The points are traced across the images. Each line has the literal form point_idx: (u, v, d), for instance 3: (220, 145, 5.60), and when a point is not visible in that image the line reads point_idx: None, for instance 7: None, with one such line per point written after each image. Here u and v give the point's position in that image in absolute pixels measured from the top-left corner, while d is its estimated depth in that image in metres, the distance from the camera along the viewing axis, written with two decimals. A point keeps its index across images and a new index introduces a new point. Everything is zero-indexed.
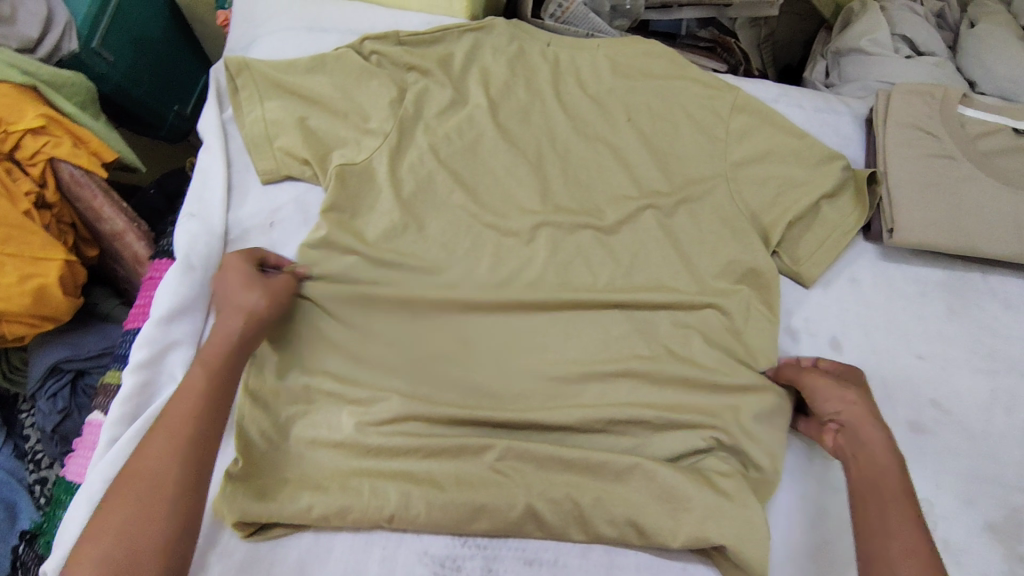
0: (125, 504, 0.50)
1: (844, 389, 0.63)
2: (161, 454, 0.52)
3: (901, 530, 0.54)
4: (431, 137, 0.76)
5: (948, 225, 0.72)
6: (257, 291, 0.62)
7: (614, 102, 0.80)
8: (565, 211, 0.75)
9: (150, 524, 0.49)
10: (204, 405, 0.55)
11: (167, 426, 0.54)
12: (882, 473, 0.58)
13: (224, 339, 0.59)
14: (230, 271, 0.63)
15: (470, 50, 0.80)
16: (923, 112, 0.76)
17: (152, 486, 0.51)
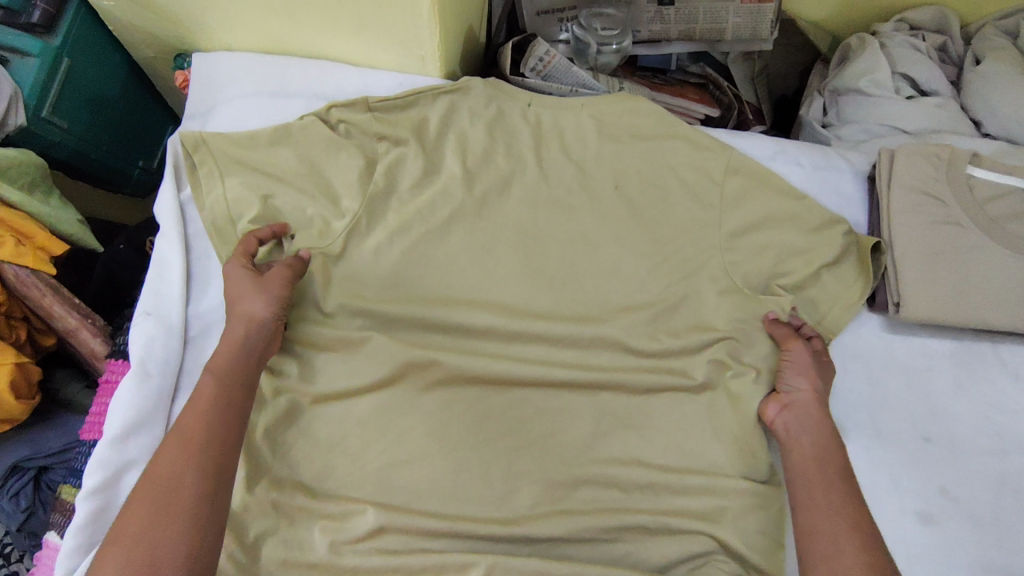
0: (141, 510, 0.49)
1: (809, 372, 0.65)
2: (174, 463, 0.51)
3: (844, 506, 0.56)
4: (404, 213, 0.71)
5: (956, 299, 0.68)
6: (258, 295, 0.62)
7: (599, 167, 0.75)
8: (551, 292, 0.71)
9: (166, 530, 0.48)
10: (215, 411, 0.55)
11: (179, 436, 0.53)
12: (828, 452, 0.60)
13: (232, 351, 0.59)
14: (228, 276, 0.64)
15: (445, 114, 0.75)
16: (929, 175, 0.71)
17: (166, 492, 0.50)
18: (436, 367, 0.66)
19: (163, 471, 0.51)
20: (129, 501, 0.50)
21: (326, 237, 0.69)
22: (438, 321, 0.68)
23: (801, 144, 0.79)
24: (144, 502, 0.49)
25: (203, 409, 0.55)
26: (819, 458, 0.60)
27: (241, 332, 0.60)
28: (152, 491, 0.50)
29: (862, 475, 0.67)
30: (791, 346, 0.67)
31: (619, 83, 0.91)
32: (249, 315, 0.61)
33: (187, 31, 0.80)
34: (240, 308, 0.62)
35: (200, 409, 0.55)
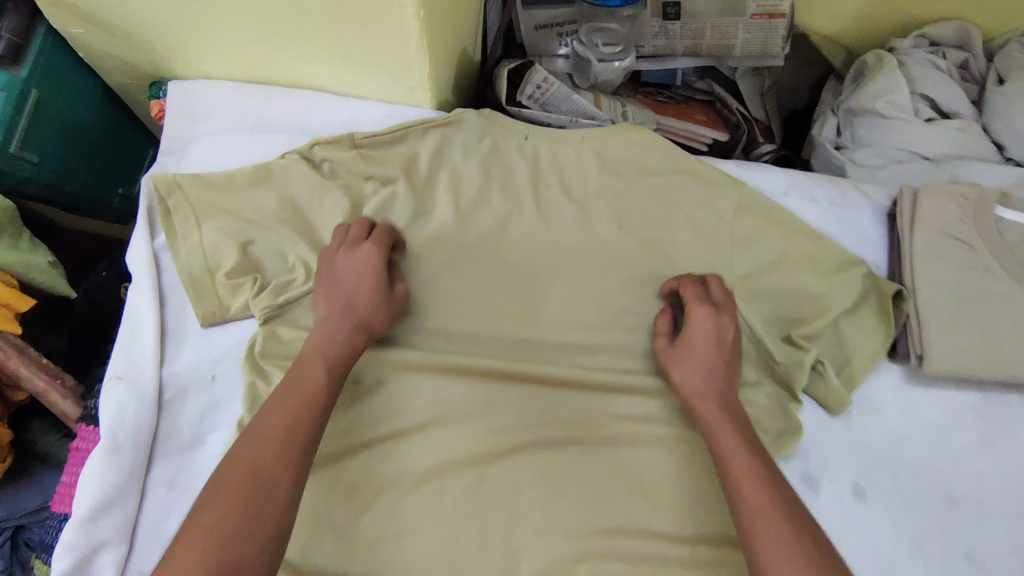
0: (236, 505, 0.47)
1: (674, 372, 0.62)
2: (283, 462, 0.50)
3: (748, 494, 0.51)
4: (393, 260, 0.67)
5: (985, 351, 0.64)
6: (382, 315, 0.61)
7: (602, 207, 0.71)
8: (549, 343, 0.67)
9: (251, 539, 0.47)
10: (309, 413, 0.53)
11: (293, 433, 0.52)
12: (722, 445, 0.56)
13: (347, 353, 0.58)
14: (358, 268, 0.62)
15: (437, 151, 0.70)
16: (955, 217, 0.66)
17: (253, 497, 0.48)
18: (431, 429, 0.62)
19: (270, 468, 0.49)
20: (232, 488, 0.48)
21: (286, 292, 0.64)
22: (427, 378, 0.64)
23: (815, 177, 0.75)
24: (226, 503, 0.47)
25: (300, 409, 0.53)
26: (719, 455, 0.55)
27: (355, 341, 0.59)
28: (235, 491, 0.48)
29: (882, 540, 0.63)
30: (660, 349, 0.64)
31: (622, 113, 0.84)
32: (365, 324, 0.60)
33: (160, 60, 0.75)
34: (360, 310, 0.60)
35: (294, 406, 0.53)
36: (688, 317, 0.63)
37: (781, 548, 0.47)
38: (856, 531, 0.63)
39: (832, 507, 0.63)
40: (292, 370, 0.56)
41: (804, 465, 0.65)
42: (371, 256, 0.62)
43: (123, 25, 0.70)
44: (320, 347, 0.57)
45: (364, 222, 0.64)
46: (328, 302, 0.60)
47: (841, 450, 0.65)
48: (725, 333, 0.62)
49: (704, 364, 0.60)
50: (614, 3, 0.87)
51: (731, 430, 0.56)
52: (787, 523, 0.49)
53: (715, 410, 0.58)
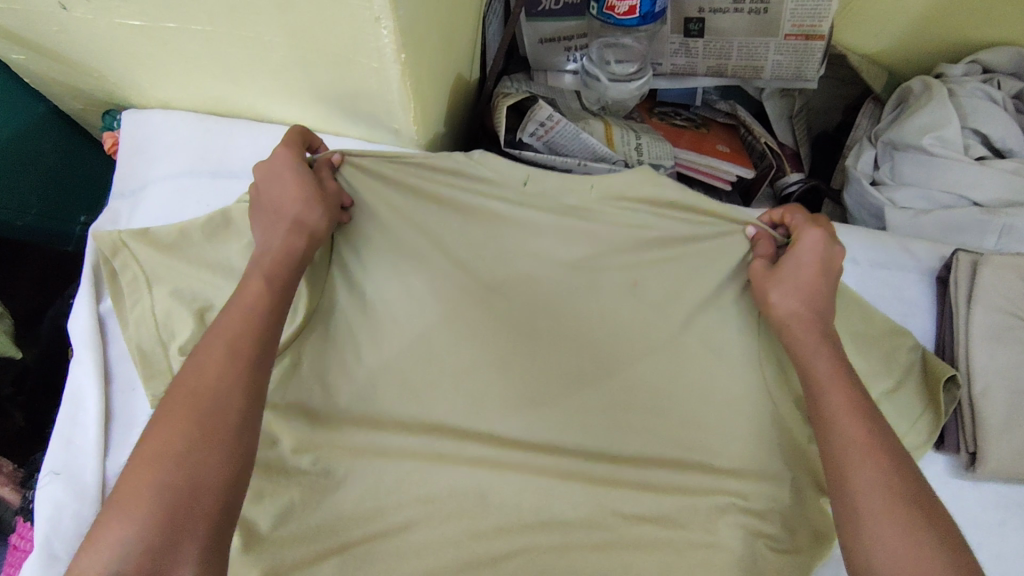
0: (183, 422, 0.42)
1: (770, 293, 0.56)
2: (224, 372, 0.45)
3: (847, 429, 0.49)
4: (372, 331, 0.59)
5: None
6: (320, 212, 0.54)
7: (610, 266, 0.62)
8: (550, 427, 0.58)
9: (206, 460, 0.42)
10: (249, 328, 0.48)
11: (231, 342, 0.47)
12: (816, 374, 0.52)
13: (290, 258, 0.53)
14: (283, 174, 0.55)
15: (425, 198, 0.61)
16: (1018, 292, 0.58)
17: (204, 418, 0.43)
18: (413, 529, 0.55)
19: (211, 380, 0.44)
20: (170, 409, 0.43)
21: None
22: (410, 469, 0.56)
23: (855, 232, 0.65)
24: (172, 429, 0.42)
25: (238, 328, 0.47)
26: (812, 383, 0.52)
27: (292, 241, 0.53)
28: (181, 415, 0.43)
29: None
30: (755, 270, 0.58)
31: (636, 147, 0.75)
32: (304, 229, 0.54)
33: (113, 90, 0.66)
34: (288, 214, 0.54)
35: (233, 328, 0.47)
36: (799, 235, 0.56)
37: (874, 487, 0.46)
38: None
39: None
40: (231, 296, 0.50)
41: (836, 573, 0.57)
42: (290, 165, 0.55)
43: (67, 53, 0.60)
44: (256, 262, 0.52)
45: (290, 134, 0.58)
46: (263, 213, 0.55)
47: None
48: (834, 253, 0.56)
49: (809, 288, 0.55)
50: (630, 23, 0.75)
51: (828, 358, 0.52)
52: (885, 462, 0.47)
53: (814, 334, 0.54)
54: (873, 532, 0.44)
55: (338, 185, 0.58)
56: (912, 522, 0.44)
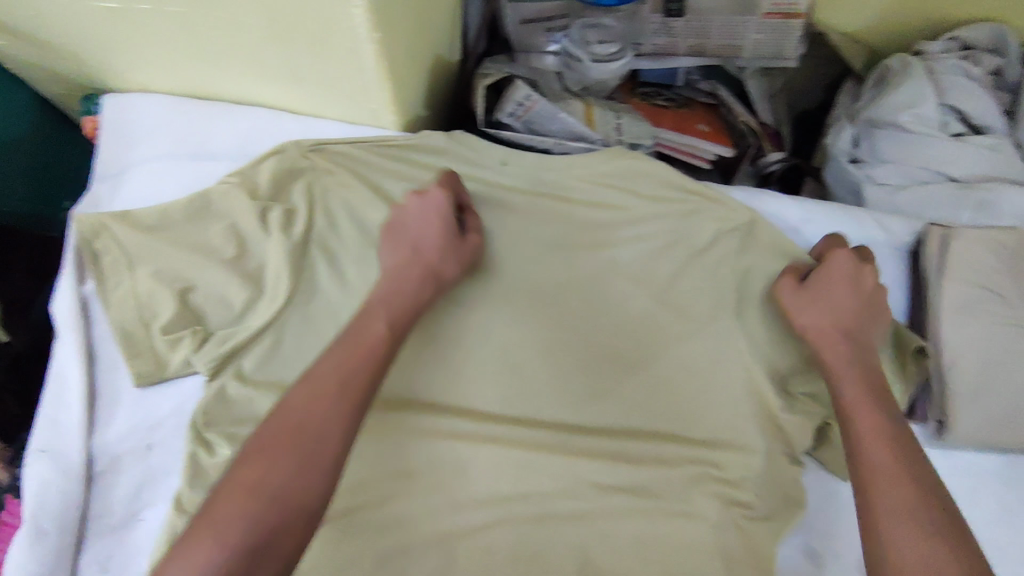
0: (272, 455, 0.43)
1: (799, 316, 0.57)
2: (310, 403, 0.45)
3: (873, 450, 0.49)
4: (352, 309, 0.59)
5: (1011, 419, 0.57)
6: (454, 258, 0.57)
7: (588, 244, 0.63)
8: (528, 401, 0.59)
9: (300, 495, 0.42)
10: (363, 364, 0.48)
11: (330, 373, 0.47)
12: (844, 396, 0.53)
13: (403, 296, 0.54)
14: (427, 216, 0.57)
15: (404, 177, 0.62)
16: (989, 266, 0.59)
17: (303, 453, 0.43)
18: (394, 501, 0.56)
19: (295, 413, 0.45)
20: (258, 442, 0.44)
21: (233, 336, 0.57)
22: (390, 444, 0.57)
23: (831, 208, 0.66)
24: (270, 460, 0.43)
25: (355, 363, 0.48)
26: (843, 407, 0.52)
27: (424, 288, 0.55)
28: (279, 446, 0.43)
29: None
30: (780, 291, 0.59)
31: (616, 127, 0.76)
32: (444, 275, 0.57)
33: (92, 73, 0.67)
34: (428, 257, 0.56)
35: (349, 361, 0.48)
36: (829, 258, 0.59)
37: (898, 502, 0.45)
38: None
39: None
40: (346, 329, 0.50)
41: (807, 539, 0.58)
42: (440, 205, 0.57)
43: (46, 36, 0.61)
44: (387, 297, 0.53)
45: (450, 174, 0.60)
46: (394, 247, 0.57)
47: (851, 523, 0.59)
48: (865, 278, 0.58)
49: (840, 309, 0.56)
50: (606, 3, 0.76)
51: (857, 381, 0.53)
52: (909, 479, 0.46)
53: (841, 353, 0.55)
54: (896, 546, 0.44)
55: (480, 240, 0.60)
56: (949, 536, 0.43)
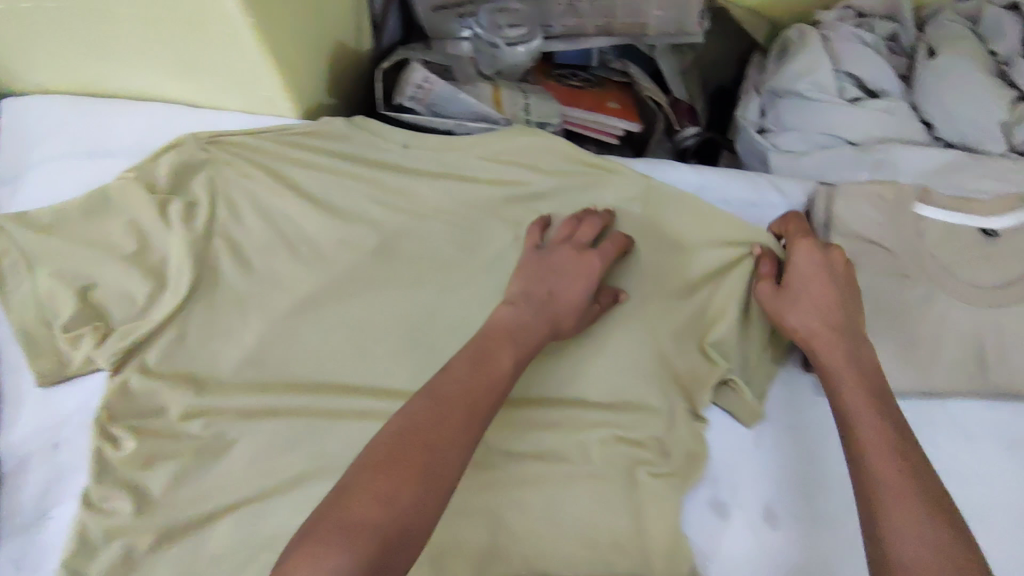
0: (410, 473, 0.41)
1: (787, 316, 0.57)
2: (458, 429, 0.45)
3: (875, 456, 0.47)
4: (258, 294, 0.60)
5: (898, 361, 0.61)
6: (572, 316, 0.57)
7: (492, 219, 0.64)
8: (441, 375, 0.60)
9: (423, 514, 0.41)
10: (489, 389, 0.48)
11: (469, 397, 0.47)
12: (846, 402, 0.51)
13: (538, 336, 0.54)
14: (573, 268, 0.59)
15: (305, 163, 0.62)
16: (872, 219, 0.61)
17: (432, 469, 0.42)
18: (310, 480, 0.56)
19: (447, 434, 0.44)
20: (404, 451, 0.42)
21: (136, 330, 0.57)
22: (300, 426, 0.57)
23: (728, 173, 0.68)
24: (404, 473, 0.41)
25: (485, 388, 0.48)
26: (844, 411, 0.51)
27: (542, 335, 0.54)
28: (411, 456, 0.42)
29: (797, 566, 0.59)
30: (762, 294, 0.59)
31: (524, 106, 0.77)
32: (561, 329, 0.56)
33: None
34: (558, 306, 0.56)
35: (478, 383, 0.48)
36: (795, 250, 0.59)
37: (906, 523, 0.43)
38: (766, 560, 0.59)
39: (744, 536, 0.59)
40: (479, 351, 0.50)
41: (713, 492, 0.61)
42: (599, 262, 0.59)
43: None
44: (506, 326, 0.53)
45: (597, 214, 0.63)
46: (530, 283, 0.57)
47: (752, 474, 0.62)
48: (834, 261, 0.58)
49: (820, 299, 0.56)
50: None
51: (858, 385, 0.52)
52: (915, 495, 0.44)
53: (836, 354, 0.54)
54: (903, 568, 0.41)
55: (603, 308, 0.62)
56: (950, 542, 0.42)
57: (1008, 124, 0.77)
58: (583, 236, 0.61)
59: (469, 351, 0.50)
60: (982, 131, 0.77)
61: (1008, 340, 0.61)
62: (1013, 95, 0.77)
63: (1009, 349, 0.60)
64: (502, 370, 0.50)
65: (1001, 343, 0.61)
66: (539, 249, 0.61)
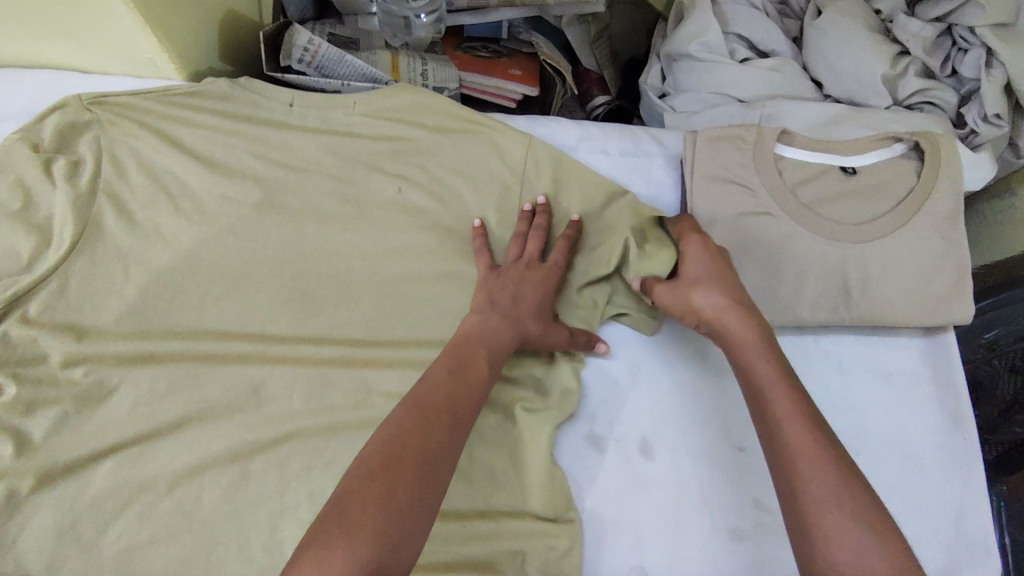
0: (406, 476, 0.43)
1: (696, 295, 0.56)
2: (447, 436, 0.47)
3: (788, 430, 0.47)
4: (143, 248, 0.62)
5: (764, 298, 0.63)
6: (539, 322, 0.59)
7: (375, 171, 0.65)
8: (325, 322, 0.62)
9: (421, 513, 0.43)
10: (469, 396, 0.51)
11: (452, 407, 0.49)
12: (760, 374, 0.51)
13: (505, 344, 0.56)
14: (534, 278, 0.61)
15: (190, 123, 0.64)
16: (735, 160, 0.63)
17: (427, 470, 0.44)
18: (186, 427, 0.58)
19: (438, 440, 0.46)
20: (401, 457, 0.44)
21: (15, 283, 0.58)
22: (183, 372, 0.59)
23: (607, 127, 0.70)
24: (397, 475, 0.43)
25: (465, 393, 0.50)
26: (754, 386, 0.50)
27: (509, 343, 0.57)
28: (410, 460, 0.44)
29: (671, 495, 0.61)
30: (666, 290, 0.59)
31: (422, 73, 0.79)
32: (531, 332, 0.59)
33: None
34: (523, 315, 0.59)
35: (457, 389, 0.50)
36: (690, 246, 0.60)
37: (819, 483, 0.44)
38: (641, 490, 0.61)
39: (619, 468, 0.62)
40: (457, 357, 0.53)
41: (589, 427, 0.62)
42: (554, 271, 0.62)
43: None
44: (479, 334, 0.56)
45: (541, 218, 0.63)
46: (493, 297, 0.59)
47: (627, 409, 0.63)
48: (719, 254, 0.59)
49: (724, 285, 0.57)
50: None
51: (764, 356, 0.51)
52: (829, 469, 0.45)
53: (743, 325, 0.54)
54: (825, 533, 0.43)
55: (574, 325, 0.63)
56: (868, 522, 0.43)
57: (889, 79, 0.79)
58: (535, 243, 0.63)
59: (444, 358, 0.53)
60: (864, 85, 0.79)
61: (868, 274, 0.63)
62: (895, 50, 0.80)
63: (869, 280, 0.64)
64: (478, 381, 0.52)
65: (861, 277, 0.63)
66: (495, 266, 0.62)
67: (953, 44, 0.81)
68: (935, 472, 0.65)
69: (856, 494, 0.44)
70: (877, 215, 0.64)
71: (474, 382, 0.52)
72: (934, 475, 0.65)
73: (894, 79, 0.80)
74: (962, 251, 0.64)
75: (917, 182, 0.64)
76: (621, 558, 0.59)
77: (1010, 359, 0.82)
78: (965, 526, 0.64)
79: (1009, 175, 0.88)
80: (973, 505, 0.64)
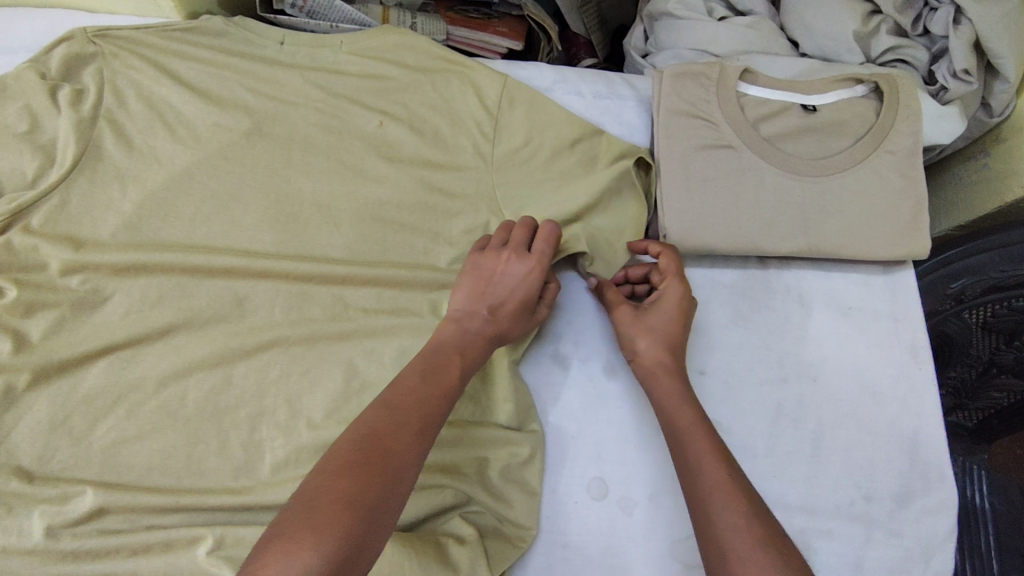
0: (371, 478, 0.45)
1: (639, 341, 0.61)
2: (412, 442, 0.49)
3: (706, 466, 0.51)
4: (140, 170, 0.66)
5: (725, 226, 0.66)
6: (518, 323, 0.61)
7: (359, 105, 0.69)
8: (307, 242, 0.66)
9: (387, 513, 0.45)
10: (442, 400, 0.53)
11: (417, 411, 0.51)
12: (681, 417, 0.55)
13: (478, 347, 0.58)
14: (516, 277, 0.60)
15: (188, 57, 0.68)
16: (699, 97, 0.68)
17: (392, 474, 0.46)
18: (173, 333, 0.62)
19: (401, 447, 0.48)
20: (367, 460, 0.46)
21: (20, 197, 0.62)
22: (174, 284, 0.63)
23: (583, 72, 0.74)
24: (366, 475, 0.45)
25: (438, 399, 0.53)
26: (674, 426, 0.55)
27: (485, 346, 0.59)
28: (373, 462, 0.46)
29: (632, 412, 0.65)
30: (621, 320, 0.62)
31: (411, 25, 0.85)
32: (510, 333, 0.60)
33: None
34: (502, 319, 0.60)
35: (427, 395, 0.52)
36: (663, 289, 0.62)
37: (731, 513, 0.47)
38: (603, 406, 0.65)
39: (583, 385, 0.65)
40: (431, 363, 0.55)
41: (555, 347, 0.66)
42: (535, 271, 0.60)
43: None
44: (453, 339, 0.58)
45: (526, 227, 0.62)
46: (471, 296, 0.60)
47: (593, 334, 0.67)
48: (690, 308, 0.62)
49: (671, 336, 0.60)
50: None
51: (691, 403, 0.56)
52: (742, 502, 0.48)
53: (673, 380, 0.58)
54: (740, 559, 0.45)
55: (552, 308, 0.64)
56: (770, 549, 0.45)
57: (862, 36, 0.81)
58: (518, 243, 0.61)
59: (411, 364, 0.55)
60: (837, 42, 0.82)
61: (826, 208, 0.67)
62: (866, 8, 0.81)
63: (828, 211, 0.67)
64: (449, 385, 0.54)
65: (820, 210, 0.67)
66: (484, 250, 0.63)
67: (925, 4, 0.81)
68: (892, 401, 0.67)
69: (765, 527, 0.46)
70: (836, 150, 0.68)
71: (445, 390, 0.54)
72: (891, 405, 0.67)
73: (867, 37, 0.81)
74: (919, 187, 0.68)
75: (877, 119, 0.67)
76: (582, 469, 0.62)
77: (981, 315, 0.84)
78: (920, 453, 0.66)
79: (984, 137, 0.89)
80: (928, 432, 0.66)
